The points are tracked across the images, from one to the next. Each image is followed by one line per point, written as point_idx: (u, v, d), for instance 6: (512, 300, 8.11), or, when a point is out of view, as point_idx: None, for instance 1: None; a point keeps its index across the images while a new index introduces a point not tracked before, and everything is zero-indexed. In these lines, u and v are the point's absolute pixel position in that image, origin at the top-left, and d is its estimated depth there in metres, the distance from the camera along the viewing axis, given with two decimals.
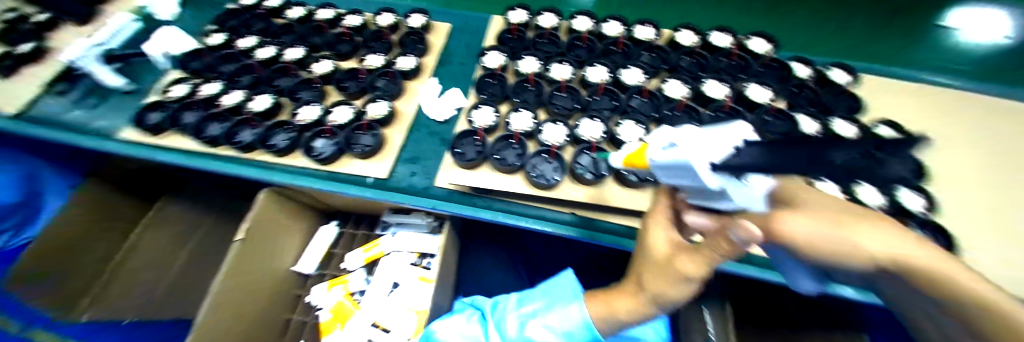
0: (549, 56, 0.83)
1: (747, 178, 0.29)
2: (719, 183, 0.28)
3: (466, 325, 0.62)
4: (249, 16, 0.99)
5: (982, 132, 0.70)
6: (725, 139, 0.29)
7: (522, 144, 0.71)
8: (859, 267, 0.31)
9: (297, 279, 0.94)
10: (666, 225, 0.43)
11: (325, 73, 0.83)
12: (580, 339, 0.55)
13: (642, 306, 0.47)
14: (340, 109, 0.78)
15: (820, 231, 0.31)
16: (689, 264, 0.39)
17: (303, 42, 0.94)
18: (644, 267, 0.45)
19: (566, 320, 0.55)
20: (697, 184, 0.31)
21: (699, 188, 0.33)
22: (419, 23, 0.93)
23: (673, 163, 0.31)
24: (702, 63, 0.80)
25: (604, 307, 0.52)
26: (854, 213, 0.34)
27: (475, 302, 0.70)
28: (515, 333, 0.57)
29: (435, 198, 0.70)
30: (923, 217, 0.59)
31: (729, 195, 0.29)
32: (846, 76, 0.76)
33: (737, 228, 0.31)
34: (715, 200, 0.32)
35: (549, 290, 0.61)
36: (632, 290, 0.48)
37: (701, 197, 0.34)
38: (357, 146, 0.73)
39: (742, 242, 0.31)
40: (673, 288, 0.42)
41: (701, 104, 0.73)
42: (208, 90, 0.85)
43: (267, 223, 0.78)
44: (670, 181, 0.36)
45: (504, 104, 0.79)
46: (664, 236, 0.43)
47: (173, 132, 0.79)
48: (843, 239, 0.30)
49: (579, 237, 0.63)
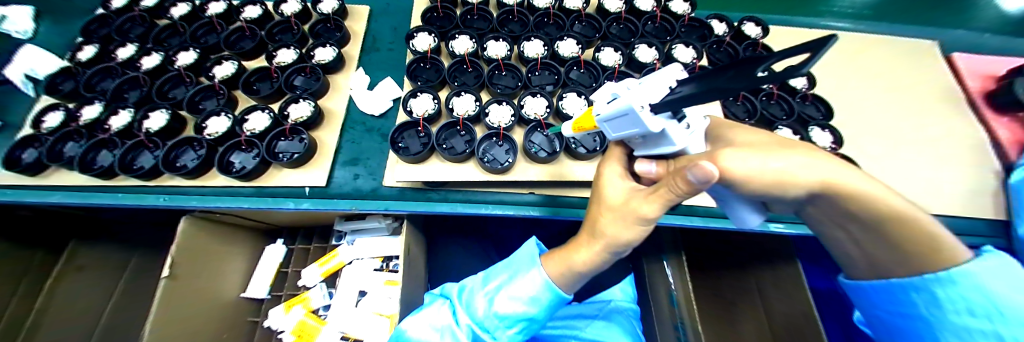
0: (480, 33, 0.80)
1: (683, 120, 0.30)
2: (660, 125, 0.29)
3: (436, 316, 0.59)
4: (122, 21, 0.86)
5: (843, 72, 0.84)
6: (660, 82, 0.29)
7: (469, 130, 0.68)
8: (793, 193, 0.34)
9: (248, 305, 0.90)
10: (620, 171, 0.45)
11: (230, 76, 0.74)
12: (546, 300, 0.54)
13: (597, 258, 0.48)
14: (255, 116, 0.72)
15: (753, 163, 0.32)
16: (646, 206, 0.39)
17: (201, 44, 0.83)
18: (599, 212, 0.45)
19: (531, 287, 0.54)
20: (640, 131, 0.31)
21: (644, 136, 0.34)
22: (330, 8, 0.85)
23: (613, 112, 0.31)
24: (630, 28, 0.83)
25: (563, 263, 0.52)
26: (776, 143, 0.37)
27: (443, 291, 0.66)
28: (484, 310, 0.55)
29: (386, 199, 0.67)
30: (830, 150, 0.69)
31: (670, 136, 0.30)
32: (755, 29, 0.84)
33: (693, 168, 0.28)
34: (657, 144, 0.33)
35: (511, 261, 0.58)
36: (587, 241, 0.49)
37: (645, 144, 0.36)
38: (284, 155, 0.67)
39: (698, 185, 0.29)
40: (629, 231, 0.43)
41: (635, 70, 0.75)
42: (90, 115, 0.74)
43: (198, 253, 0.73)
44: (615, 134, 0.36)
45: (442, 90, 0.75)
46: (619, 181, 0.44)
47: (56, 167, 0.67)
48: (777, 171, 0.33)
49: (542, 214, 0.64)
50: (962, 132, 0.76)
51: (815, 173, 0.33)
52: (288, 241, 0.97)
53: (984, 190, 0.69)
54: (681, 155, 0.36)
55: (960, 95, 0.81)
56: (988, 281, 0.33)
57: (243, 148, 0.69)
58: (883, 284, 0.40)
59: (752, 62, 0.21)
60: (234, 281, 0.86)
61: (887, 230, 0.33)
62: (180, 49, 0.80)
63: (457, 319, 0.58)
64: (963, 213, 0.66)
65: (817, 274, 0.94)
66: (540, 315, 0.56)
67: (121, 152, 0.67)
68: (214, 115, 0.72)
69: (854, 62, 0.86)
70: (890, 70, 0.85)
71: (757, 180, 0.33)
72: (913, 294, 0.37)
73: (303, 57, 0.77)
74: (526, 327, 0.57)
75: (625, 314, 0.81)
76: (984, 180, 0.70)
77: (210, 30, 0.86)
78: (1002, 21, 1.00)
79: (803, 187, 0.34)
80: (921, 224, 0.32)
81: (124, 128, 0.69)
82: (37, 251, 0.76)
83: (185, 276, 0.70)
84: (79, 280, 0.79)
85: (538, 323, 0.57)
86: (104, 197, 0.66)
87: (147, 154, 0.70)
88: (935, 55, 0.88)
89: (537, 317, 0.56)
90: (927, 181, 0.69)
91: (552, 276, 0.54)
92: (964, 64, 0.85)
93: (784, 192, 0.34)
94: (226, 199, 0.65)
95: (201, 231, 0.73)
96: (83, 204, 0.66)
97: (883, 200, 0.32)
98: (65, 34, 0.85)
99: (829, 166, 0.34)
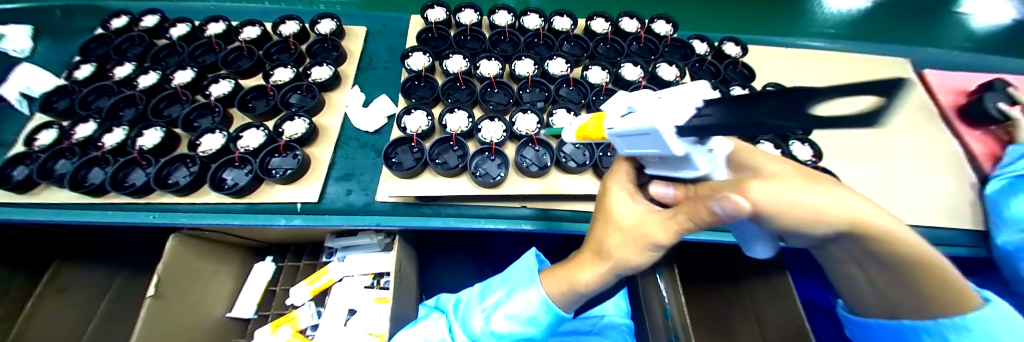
0: (474, 52, 0.82)
1: (708, 143, 0.29)
2: (684, 150, 0.28)
3: (430, 330, 0.60)
4: (120, 41, 0.88)
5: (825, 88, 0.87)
6: (684, 101, 0.27)
7: (462, 145, 0.69)
8: (808, 223, 0.34)
9: (234, 325, 0.87)
10: (628, 188, 0.43)
11: (227, 94, 0.75)
12: (545, 321, 0.55)
13: (600, 278, 0.48)
14: (249, 133, 0.72)
15: (780, 195, 0.32)
16: (660, 231, 0.38)
17: (198, 63, 0.85)
18: (607, 231, 0.44)
19: (530, 305, 0.54)
20: (661, 152, 0.30)
21: (662, 156, 0.33)
22: (329, 29, 0.87)
23: (634, 129, 0.30)
24: (616, 48, 0.86)
25: (567, 280, 0.51)
26: (797, 175, 0.37)
27: (439, 304, 0.66)
28: (481, 328, 0.56)
29: (377, 214, 0.67)
30: (811, 163, 0.72)
31: (693, 160, 0.30)
32: (735, 49, 0.88)
33: (723, 200, 0.27)
34: (677, 165, 0.33)
35: (509, 275, 0.59)
36: (592, 260, 0.48)
37: (662, 164, 0.35)
38: (277, 171, 0.68)
39: (722, 217, 0.28)
40: (638, 255, 0.42)
41: (622, 87, 0.78)
42: (84, 133, 0.74)
43: (184, 273, 0.72)
44: (628, 150, 0.37)
45: (436, 106, 0.77)
46: (627, 199, 0.42)
47: (47, 185, 0.67)
48: (802, 203, 0.33)
49: (540, 228, 0.65)
50: (937, 145, 0.79)
51: (838, 207, 0.33)
52: (278, 258, 0.96)
53: (962, 201, 0.71)
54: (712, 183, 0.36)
55: (934, 109, 0.85)
56: (996, 328, 0.35)
57: (236, 164, 0.69)
58: (892, 325, 0.42)
59: (797, 94, 0.16)
60: (220, 300, 0.84)
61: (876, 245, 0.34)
62: (178, 68, 0.82)
63: (453, 335, 0.58)
64: (942, 223, 0.68)
65: (810, 287, 0.93)
66: (538, 334, 0.56)
67: (112, 169, 0.67)
68: (208, 133, 0.73)
69: (835, 78, 0.89)
70: (867, 86, 0.89)
71: (794, 211, 0.33)
72: (923, 336, 0.39)
73: (299, 76, 0.79)
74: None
75: (618, 330, 0.80)
76: (962, 190, 0.73)
77: (208, 49, 0.88)
78: (967, 40, 1.06)
79: (824, 218, 0.34)
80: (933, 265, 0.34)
81: (118, 145, 0.70)
82: (15, 275, 0.76)
83: (170, 296, 0.69)
84: (63, 300, 0.78)
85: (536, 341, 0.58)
86: (93, 215, 0.66)
87: (139, 171, 0.70)
88: (906, 71, 0.92)
89: (535, 336, 0.57)
90: (908, 193, 0.71)
91: (551, 294, 0.54)
92: (935, 80, 0.89)
93: (805, 224, 0.34)
94: (217, 216, 0.65)
95: (190, 248, 0.73)
96: (69, 222, 0.65)
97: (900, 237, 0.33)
98: (62, 53, 0.86)
99: (853, 201, 0.34)
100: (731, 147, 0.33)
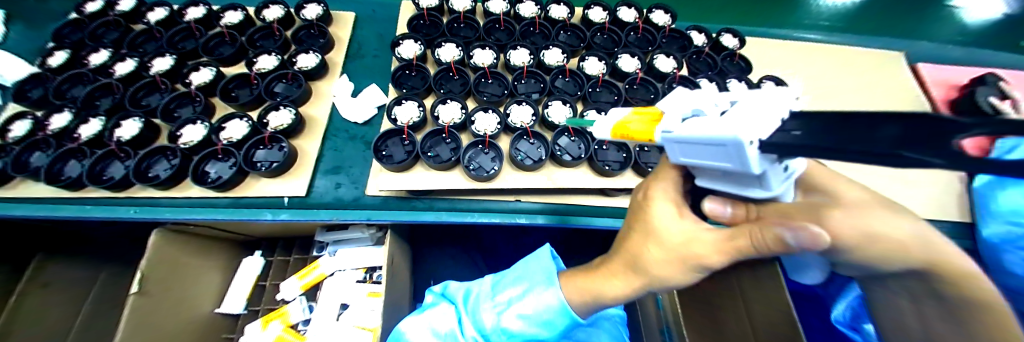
0: (467, 41, 0.79)
1: (786, 162, 0.26)
2: (762, 167, 0.25)
3: (438, 320, 0.61)
4: (96, 26, 0.83)
5: (823, 81, 0.86)
6: (769, 113, 0.24)
7: (454, 137, 0.67)
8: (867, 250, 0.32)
9: (224, 320, 0.86)
10: (675, 200, 0.40)
11: (208, 83, 0.72)
12: (560, 325, 0.56)
13: (630, 290, 0.48)
14: (233, 124, 0.70)
15: (850, 224, 0.31)
16: (712, 252, 0.37)
17: (178, 50, 0.81)
18: (645, 242, 0.42)
19: (545, 308, 0.55)
20: (730, 166, 0.27)
21: (727, 170, 0.30)
22: (315, 15, 0.83)
23: (705, 139, 0.26)
24: (613, 38, 0.84)
25: (594, 288, 0.51)
26: (872, 198, 0.33)
27: (446, 292, 0.65)
28: (492, 324, 0.56)
29: (367, 208, 0.65)
30: None
31: (767, 179, 0.26)
32: (733, 40, 0.86)
33: (801, 233, 0.27)
34: (742, 182, 0.30)
35: (525, 274, 0.59)
36: (625, 272, 0.47)
37: (723, 177, 0.32)
38: (262, 164, 0.66)
39: (794, 248, 0.28)
40: (677, 271, 0.41)
41: (618, 79, 0.77)
42: (60, 124, 0.70)
43: (168, 269, 0.70)
44: (684, 158, 0.34)
45: (428, 97, 0.74)
46: (673, 213, 0.40)
47: (22, 178, 0.64)
48: (874, 236, 0.32)
49: (551, 223, 0.64)
50: None
51: (906, 238, 0.32)
52: (267, 253, 0.94)
53: (951, 194, 0.72)
54: (771, 201, 0.33)
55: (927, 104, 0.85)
56: None
57: (220, 157, 0.67)
58: None
59: (926, 122, 0.14)
60: (209, 295, 0.82)
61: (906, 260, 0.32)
62: (156, 55, 0.78)
63: (462, 328, 0.59)
64: (931, 217, 0.69)
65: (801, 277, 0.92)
66: (550, 336, 0.57)
67: (89, 162, 0.64)
68: (189, 123, 0.69)
69: (833, 71, 0.89)
70: (863, 79, 0.88)
71: (860, 239, 0.31)
72: None
73: (284, 64, 0.76)
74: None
75: (612, 320, 0.79)
76: (952, 184, 0.73)
77: (188, 35, 0.84)
78: (961, 34, 1.06)
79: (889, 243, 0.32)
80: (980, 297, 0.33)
81: (95, 137, 0.67)
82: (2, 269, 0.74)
83: (155, 292, 0.67)
84: (44, 297, 0.75)
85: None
86: (71, 210, 0.63)
87: (117, 164, 0.67)
88: (901, 65, 0.92)
89: (547, 338, 0.57)
90: (901, 186, 0.72)
91: (570, 298, 0.54)
92: (928, 74, 0.89)
93: (867, 251, 0.33)
94: (200, 211, 0.63)
95: (173, 243, 0.71)
96: (46, 217, 0.62)
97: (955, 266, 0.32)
98: (36, 39, 0.82)
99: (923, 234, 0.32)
100: (808, 167, 0.29)
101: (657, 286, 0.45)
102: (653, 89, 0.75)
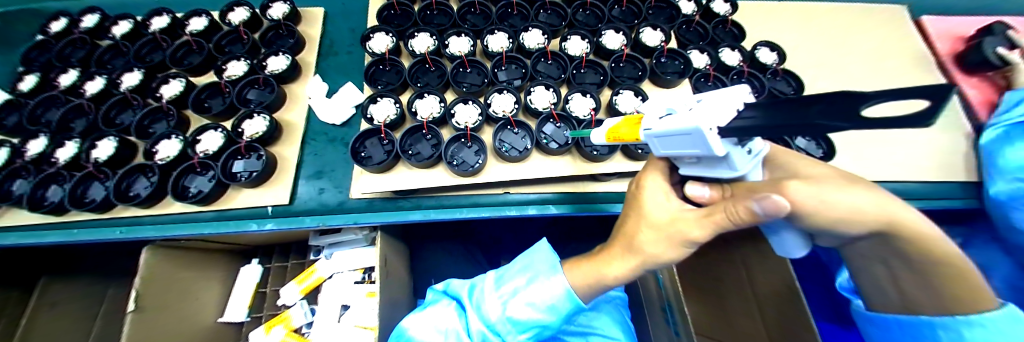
0: (441, 28, 0.75)
1: (747, 143, 0.27)
2: (724, 150, 0.26)
3: (438, 319, 0.59)
4: (61, 46, 0.80)
5: (820, 43, 0.82)
6: (728, 103, 0.26)
7: (434, 133, 0.65)
8: (843, 227, 0.33)
9: (229, 329, 0.87)
10: (664, 185, 0.40)
11: (178, 95, 0.69)
12: (566, 309, 0.53)
13: (631, 273, 0.47)
14: (207, 136, 0.67)
15: (829, 198, 0.31)
16: (697, 230, 0.36)
17: (146, 63, 0.77)
18: (637, 228, 0.42)
19: (552, 294, 0.52)
20: (701, 153, 0.28)
21: (697, 156, 0.31)
22: (281, 13, 0.79)
23: (672, 130, 0.28)
24: (597, 13, 0.80)
25: (592, 275, 0.50)
26: (843, 176, 0.34)
27: (449, 289, 0.64)
28: (497, 315, 0.53)
29: (354, 211, 0.64)
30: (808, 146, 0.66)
31: (732, 161, 0.27)
32: (724, 6, 0.81)
33: (765, 201, 0.27)
34: (710, 166, 0.30)
35: (528, 263, 0.56)
36: (622, 256, 0.46)
37: (698, 164, 0.32)
38: (242, 174, 0.64)
39: (764, 219, 0.28)
40: (669, 252, 0.40)
41: (603, 57, 0.73)
42: (36, 149, 0.69)
43: (164, 284, 0.70)
44: (665, 151, 0.33)
45: (405, 92, 0.71)
46: (662, 197, 0.39)
47: (8, 207, 0.64)
48: (850, 208, 0.32)
49: (571, 211, 0.63)
50: None
51: (884, 212, 0.33)
52: (264, 260, 0.94)
53: (955, 153, 0.69)
54: (743, 183, 0.33)
55: (931, 57, 0.81)
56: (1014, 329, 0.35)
57: (198, 171, 0.65)
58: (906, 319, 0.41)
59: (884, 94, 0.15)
60: (210, 306, 0.83)
61: (886, 226, 0.33)
62: (124, 70, 0.74)
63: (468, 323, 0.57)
64: (933, 178, 0.67)
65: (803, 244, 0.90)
66: (556, 322, 0.54)
67: (69, 186, 0.62)
68: (164, 138, 0.67)
69: (829, 31, 0.84)
70: (864, 38, 0.83)
71: (838, 213, 0.32)
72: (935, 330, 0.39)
73: (254, 68, 0.73)
74: (538, 333, 0.55)
75: (613, 303, 0.77)
76: (956, 142, 0.70)
77: (155, 47, 0.80)
78: None
79: (869, 220, 0.33)
80: (954, 268, 0.35)
81: (71, 160, 0.65)
82: (10, 293, 0.76)
83: (153, 308, 0.68)
84: None
85: (552, 328, 0.56)
86: (57, 235, 0.62)
87: (98, 185, 0.66)
88: (904, 18, 0.87)
89: (552, 324, 0.55)
90: (905, 148, 0.69)
91: (575, 285, 0.52)
92: (932, 26, 0.84)
93: (849, 227, 0.33)
94: (185, 227, 0.62)
95: (168, 258, 0.71)
96: (36, 243, 0.62)
97: (926, 237, 0.34)
98: (4, 64, 0.80)
99: (898, 205, 0.33)
100: (768, 148, 0.30)
101: (654, 268, 0.43)
102: (640, 65, 0.72)
